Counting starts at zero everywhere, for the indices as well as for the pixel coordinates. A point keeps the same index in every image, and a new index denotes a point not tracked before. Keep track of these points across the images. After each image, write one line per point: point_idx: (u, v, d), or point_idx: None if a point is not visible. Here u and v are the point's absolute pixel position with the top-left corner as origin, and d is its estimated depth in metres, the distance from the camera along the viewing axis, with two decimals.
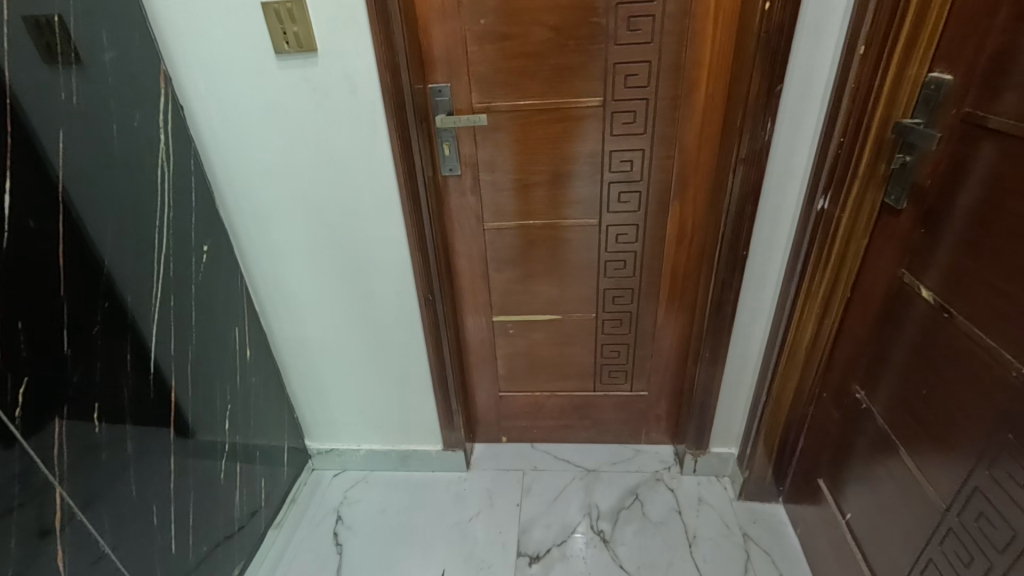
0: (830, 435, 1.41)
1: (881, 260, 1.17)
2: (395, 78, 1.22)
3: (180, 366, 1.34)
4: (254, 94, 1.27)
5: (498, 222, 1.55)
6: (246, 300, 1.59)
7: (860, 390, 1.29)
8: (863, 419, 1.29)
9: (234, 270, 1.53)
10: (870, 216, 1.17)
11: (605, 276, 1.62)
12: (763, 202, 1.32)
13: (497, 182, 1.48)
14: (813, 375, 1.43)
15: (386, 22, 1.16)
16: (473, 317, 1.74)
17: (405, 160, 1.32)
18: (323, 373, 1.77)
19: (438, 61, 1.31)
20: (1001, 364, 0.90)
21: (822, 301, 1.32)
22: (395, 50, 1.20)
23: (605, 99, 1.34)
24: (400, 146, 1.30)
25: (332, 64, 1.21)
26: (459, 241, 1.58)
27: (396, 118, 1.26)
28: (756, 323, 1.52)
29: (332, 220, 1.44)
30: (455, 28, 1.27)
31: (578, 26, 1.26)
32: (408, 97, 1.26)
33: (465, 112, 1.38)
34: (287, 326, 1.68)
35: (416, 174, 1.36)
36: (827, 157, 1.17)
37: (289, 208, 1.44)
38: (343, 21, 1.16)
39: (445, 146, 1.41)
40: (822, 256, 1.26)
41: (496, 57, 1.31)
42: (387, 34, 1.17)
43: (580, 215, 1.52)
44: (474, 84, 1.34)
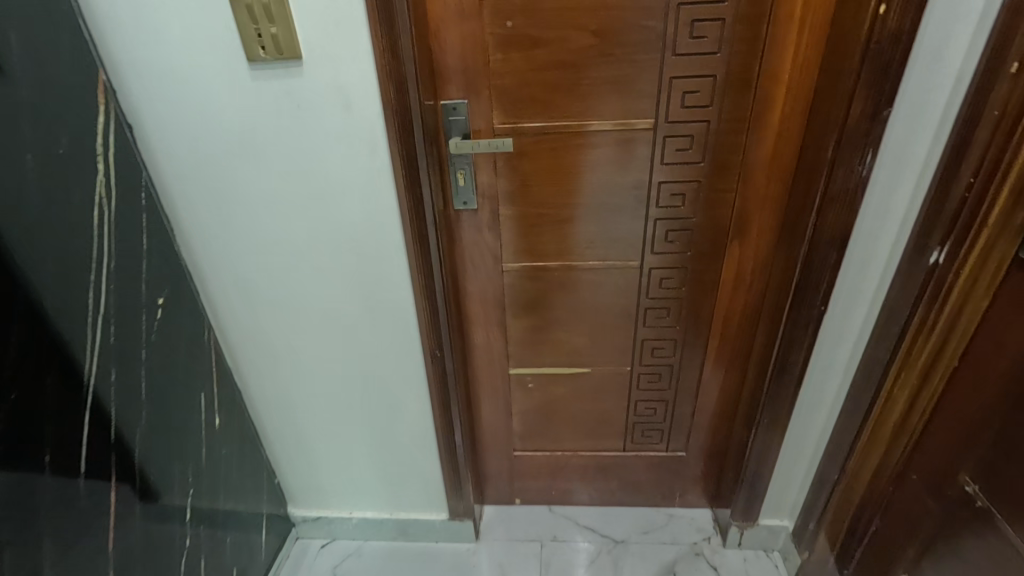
0: (918, 530, 1.11)
1: (1014, 323, 0.88)
2: (399, 93, 0.96)
3: (124, 451, 1.07)
4: (222, 111, 1.01)
5: (520, 263, 1.30)
6: (216, 355, 1.32)
7: (970, 483, 0.99)
8: (973, 523, 0.99)
9: (201, 322, 1.26)
10: (1002, 266, 0.88)
11: (644, 325, 1.38)
12: (850, 248, 1.08)
13: (520, 218, 1.23)
14: (899, 453, 1.15)
15: (389, 23, 0.91)
16: (486, 370, 1.48)
17: (411, 195, 1.07)
18: (308, 435, 1.50)
19: (453, 72, 1.06)
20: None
21: (922, 368, 1.04)
22: (399, 59, 0.94)
23: (656, 120, 1.10)
24: (405, 177, 1.04)
25: (321, 75, 0.95)
26: (473, 285, 1.33)
27: (399, 144, 1.01)
28: (826, 387, 1.28)
29: (320, 262, 1.18)
30: (475, 32, 1.02)
31: (628, 30, 1.02)
32: (415, 117, 1.01)
33: (484, 134, 1.13)
34: (266, 383, 1.41)
35: (423, 211, 1.11)
36: (947, 198, 0.91)
37: (267, 249, 1.18)
38: (334, 20, 0.90)
39: (458, 174, 1.15)
40: (929, 319, 1.00)
41: (524, 68, 1.06)
42: (390, 37, 0.92)
43: (619, 256, 1.28)
44: (497, 100, 1.09)
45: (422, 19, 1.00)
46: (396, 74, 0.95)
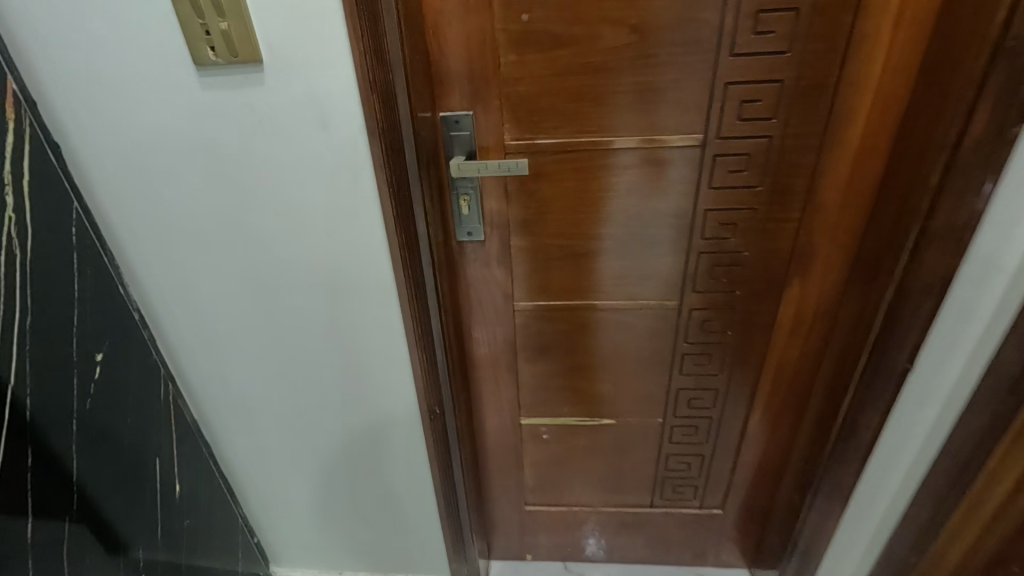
0: None
1: None
2: (387, 105, 0.76)
3: (46, 556, 0.82)
4: (168, 126, 0.81)
5: (535, 303, 1.10)
6: (175, 417, 1.08)
7: None
8: None
9: (153, 382, 1.02)
10: None
11: (680, 373, 1.18)
12: (949, 296, 0.84)
13: (536, 251, 1.03)
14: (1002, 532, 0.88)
15: (373, 16, 0.70)
16: (495, 419, 1.28)
17: (403, 228, 0.86)
18: (290, 498, 1.30)
19: (455, 77, 0.86)
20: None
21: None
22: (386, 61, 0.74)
23: (706, 135, 0.89)
24: (394, 207, 0.83)
25: (288, 83, 0.75)
26: (479, 328, 1.13)
27: (385, 167, 0.80)
28: (897, 467, 1.01)
29: (295, 306, 0.99)
30: (482, 28, 0.82)
31: (675, 24, 0.81)
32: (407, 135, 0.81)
33: (495, 152, 0.92)
34: (241, 442, 1.19)
35: (419, 247, 0.90)
36: None
37: (234, 291, 0.98)
38: (302, 12, 0.70)
39: (462, 200, 0.94)
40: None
41: (544, 72, 0.85)
42: (373, 33, 0.71)
43: (653, 295, 1.07)
44: (510, 110, 0.89)
45: (417, 12, 0.79)
46: (381, 80, 0.74)
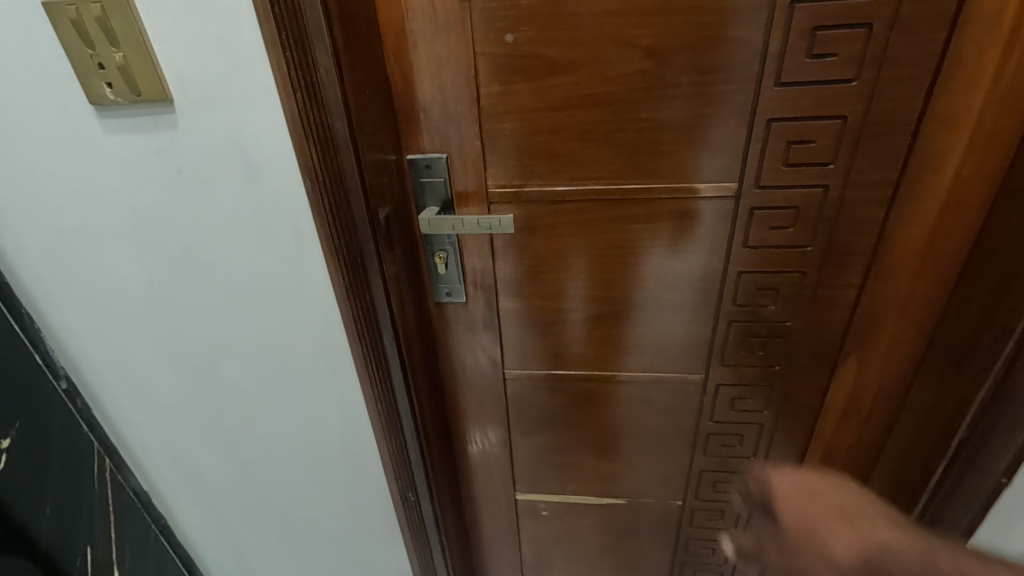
0: None
1: None
2: (330, 154, 0.60)
3: None
4: (72, 175, 0.67)
5: (529, 371, 0.93)
6: (112, 494, 0.93)
7: None
8: None
9: (80, 461, 0.87)
10: None
11: (704, 453, 0.98)
12: None
13: (529, 314, 0.86)
14: None
15: (304, 44, 0.54)
16: (486, 494, 1.11)
17: (359, 299, 0.70)
18: None
19: (424, 113, 0.69)
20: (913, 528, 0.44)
21: None
22: (325, 99, 0.57)
23: (741, 184, 0.70)
24: (341, 277, 0.68)
25: (206, 125, 0.60)
26: (465, 397, 0.96)
27: (330, 229, 0.64)
28: None
29: (241, 378, 0.83)
30: (456, 52, 0.65)
31: (702, 47, 0.63)
32: (361, 188, 0.65)
33: (476, 201, 0.75)
34: (199, 519, 1.05)
35: (380, 317, 0.74)
36: None
37: (171, 360, 0.83)
38: (216, 40, 0.55)
39: (438, 256, 0.78)
40: None
41: (534, 105, 0.68)
42: (307, 65, 0.55)
43: (671, 367, 0.89)
44: (494, 152, 0.72)
45: (373, 34, 0.63)
46: (321, 123, 0.58)
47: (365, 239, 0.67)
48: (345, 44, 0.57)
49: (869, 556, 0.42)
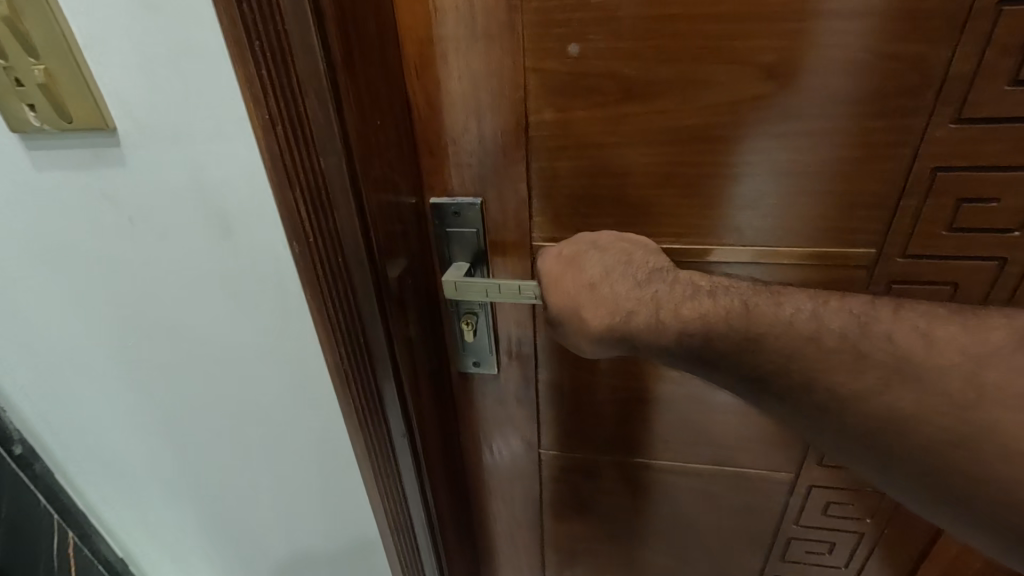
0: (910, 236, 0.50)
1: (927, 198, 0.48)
2: (323, 208, 0.43)
3: None
4: (2, 219, 0.52)
5: (572, 452, 0.76)
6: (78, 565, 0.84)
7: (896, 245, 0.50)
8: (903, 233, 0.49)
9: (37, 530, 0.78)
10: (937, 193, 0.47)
11: (781, 558, 0.80)
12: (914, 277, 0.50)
13: (575, 391, 0.69)
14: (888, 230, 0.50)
15: (286, 58, 0.38)
16: None
17: (358, 387, 0.54)
18: None
19: (452, 146, 0.53)
20: (653, 300, 0.47)
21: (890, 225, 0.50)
22: (317, 133, 0.41)
23: (880, 251, 0.51)
24: (335, 361, 0.52)
25: (162, 165, 0.45)
26: (491, 479, 0.80)
27: (323, 304, 0.48)
28: None
29: (218, 456, 0.69)
30: (499, 68, 0.48)
31: (850, 67, 0.44)
32: (367, 248, 0.48)
33: (516, 256, 0.58)
34: None
35: (387, 403, 0.58)
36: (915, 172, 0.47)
37: (139, 429, 0.69)
38: (167, 51, 0.39)
39: (465, 320, 0.61)
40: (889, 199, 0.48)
41: (600, 139, 0.51)
42: (289, 87, 0.38)
43: (749, 460, 0.71)
44: (543, 197, 0.55)
45: (390, 43, 0.47)
46: (311, 166, 0.41)
47: (368, 313, 0.51)
48: (348, 57, 0.41)
49: (612, 324, 0.48)
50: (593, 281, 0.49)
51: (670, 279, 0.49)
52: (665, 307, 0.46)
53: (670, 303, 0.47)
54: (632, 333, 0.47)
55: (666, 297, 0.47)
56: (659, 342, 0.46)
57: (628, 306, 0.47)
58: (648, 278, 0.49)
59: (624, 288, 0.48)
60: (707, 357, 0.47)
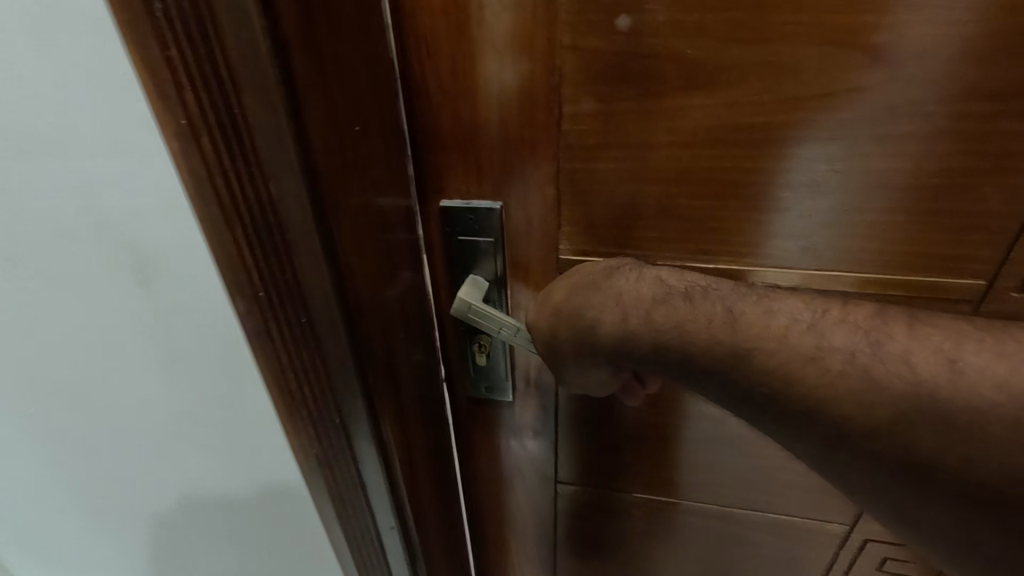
0: (924, 205, 0.39)
1: (953, 176, 0.38)
2: (276, 251, 0.34)
3: None
4: None
5: (592, 491, 0.67)
6: None
7: (914, 219, 0.40)
8: (927, 205, 0.39)
9: None
10: (970, 162, 0.37)
11: None
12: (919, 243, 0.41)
13: (600, 424, 0.61)
14: (913, 209, 0.40)
15: (214, 45, 0.28)
16: None
17: (332, 467, 0.44)
18: None
19: (469, 145, 0.43)
20: (619, 301, 0.41)
21: (914, 204, 0.40)
22: (264, 150, 0.31)
23: (993, 282, 0.41)
24: (296, 429, 0.42)
25: (52, 196, 0.37)
26: (501, 514, 0.72)
27: (284, 373, 0.39)
28: None
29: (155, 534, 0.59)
30: (530, 46, 0.39)
31: (997, 52, 0.34)
32: (343, 296, 0.39)
33: (540, 275, 0.49)
34: None
35: (365, 479, 0.48)
36: (955, 154, 0.37)
37: (53, 505, 0.58)
38: (48, 52, 0.31)
39: (479, 342, 0.53)
40: (939, 192, 0.39)
41: (652, 135, 0.41)
42: (219, 85, 0.29)
43: (797, 508, 0.62)
44: (573, 202, 0.45)
45: (371, 27, 0.37)
46: (258, 192, 0.32)
47: (342, 377, 0.42)
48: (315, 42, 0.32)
49: (583, 339, 0.43)
50: (563, 301, 0.44)
51: (634, 275, 0.42)
52: (631, 310, 0.40)
53: (638, 305, 0.40)
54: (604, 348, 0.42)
55: (633, 299, 0.41)
56: (636, 351, 0.41)
57: (592, 312, 0.42)
58: (609, 275, 0.43)
59: (589, 295, 0.42)
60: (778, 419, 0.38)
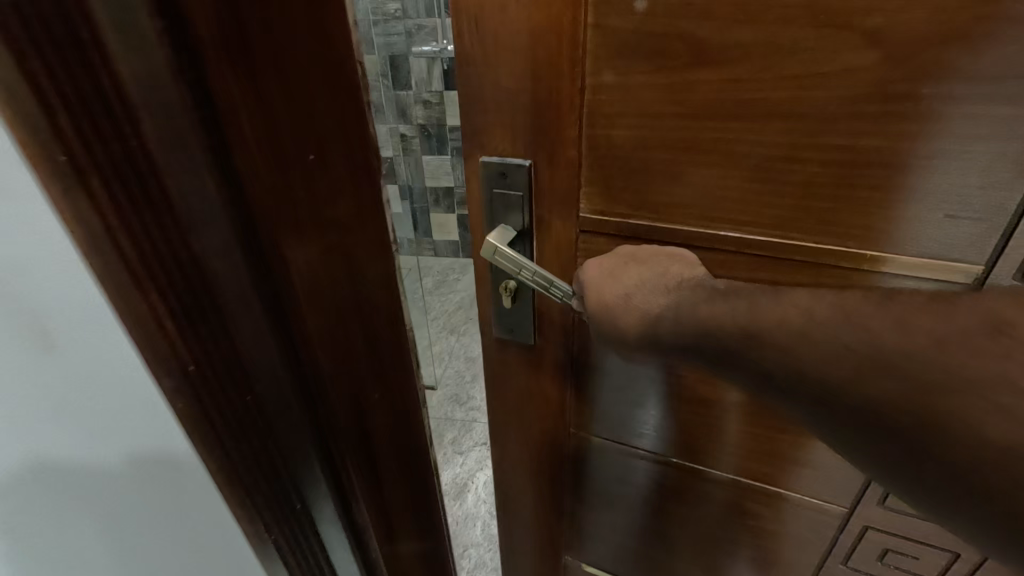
0: (919, 182, 0.41)
1: (946, 154, 0.40)
2: (211, 327, 0.29)
3: None
4: None
5: (601, 439, 0.74)
6: None
7: (907, 197, 0.42)
8: (919, 183, 0.41)
9: None
10: (960, 142, 0.39)
11: None
12: (911, 220, 0.43)
13: (612, 377, 0.66)
14: (907, 186, 0.42)
15: (94, 53, 0.22)
16: (532, 554, 0.94)
17: (290, 559, 0.40)
18: None
19: (506, 107, 0.51)
20: (677, 303, 0.46)
21: (908, 180, 0.41)
22: (182, 207, 0.26)
23: (993, 266, 0.42)
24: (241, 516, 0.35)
25: None
26: (521, 448, 0.80)
27: (234, 470, 0.33)
28: None
29: None
30: (559, 24, 0.45)
31: (1005, 36, 0.35)
32: (293, 366, 0.35)
33: (562, 228, 0.56)
34: None
35: (332, 556, 0.44)
36: (948, 133, 0.39)
37: None
38: None
39: (503, 285, 0.62)
40: (933, 170, 0.40)
41: (660, 106, 0.46)
42: (112, 120, 0.23)
43: (799, 486, 0.65)
44: (592, 166, 0.51)
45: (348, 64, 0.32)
46: (171, 246, 0.26)
47: (298, 461, 0.37)
48: (241, 63, 0.26)
49: (640, 324, 0.48)
50: (628, 290, 0.49)
51: (697, 287, 0.46)
52: (683, 311, 0.45)
53: (692, 306, 0.45)
54: (662, 334, 0.46)
55: (688, 301, 0.45)
56: (683, 339, 0.45)
57: (654, 311, 0.47)
58: (678, 285, 0.48)
59: (654, 294, 0.48)
60: (737, 369, 0.41)
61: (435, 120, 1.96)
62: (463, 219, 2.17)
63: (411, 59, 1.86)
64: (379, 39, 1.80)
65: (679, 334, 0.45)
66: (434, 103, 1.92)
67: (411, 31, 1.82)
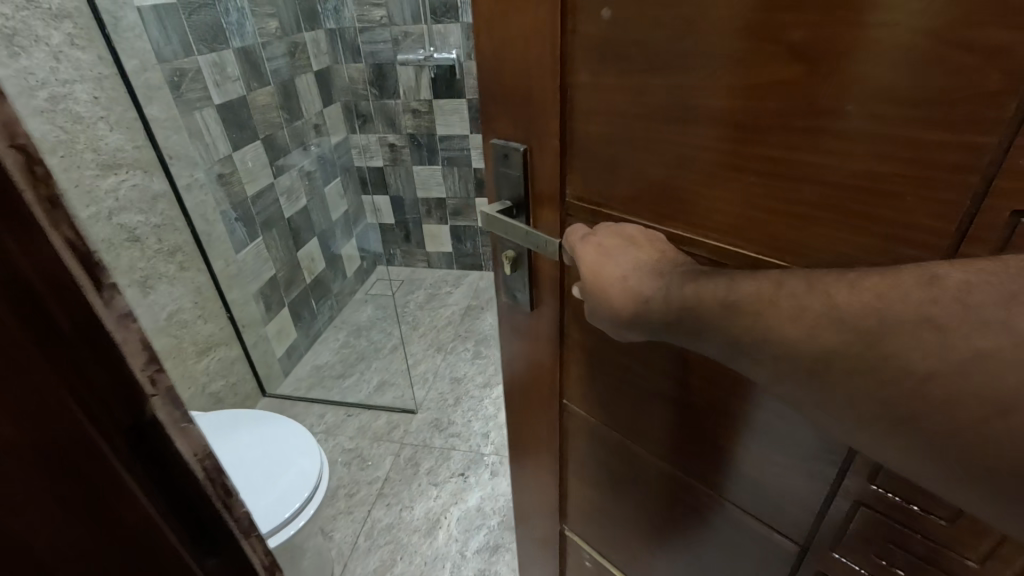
0: (848, 196, 0.40)
1: (875, 167, 0.38)
2: None
3: None
4: None
5: (586, 415, 0.79)
6: None
7: (840, 207, 0.41)
8: (848, 195, 0.40)
9: None
10: (887, 157, 0.37)
11: None
12: (849, 231, 0.41)
13: (594, 354, 0.71)
14: (838, 200, 0.41)
15: None
16: (538, 512, 1.03)
17: None
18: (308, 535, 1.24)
19: (507, 103, 0.60)
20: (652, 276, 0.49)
21: (840, 192, 0.40)
22: None
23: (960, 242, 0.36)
24: None
25: None
26: (527, 408, 0.89)
27: None
28: None
29: None
30: (540, 33, 0.53)
31: (927, 50, 0.33)
32: None
33: (550, 207, 0.63)
34: None
35: None
36: (877, 145, 0.37)
37: None
38: None
39: (506, 254, 0.72)
40: (864, 183, 0.39)
41: (624, 107, 0.50)
42: None
43: (759, 508, 0.62)
44: (575, 157, 0.57)
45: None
46: None
47: None
48: None
49: (616, 293, 0.50)
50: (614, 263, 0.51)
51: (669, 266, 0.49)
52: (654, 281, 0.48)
53: (662, 278, 0.48)
54: (624, 309, 0.50)
55: (662, 273, 0.49)
56: (649, 309, 0.48)
57: (629, 282, 0.50)
58: (656, 260, 0.50)
59: (627, 266, 0.51)
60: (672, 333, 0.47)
61: (426, 129, 2.36)
62: (455, 227, 2.61)
63: (401, 68, 2.23)
64: (367, 47, 2.20)
65: (619, 307, 0.50)
66: (424, 111, 2.31)
67: (399, 39, 2.17)
